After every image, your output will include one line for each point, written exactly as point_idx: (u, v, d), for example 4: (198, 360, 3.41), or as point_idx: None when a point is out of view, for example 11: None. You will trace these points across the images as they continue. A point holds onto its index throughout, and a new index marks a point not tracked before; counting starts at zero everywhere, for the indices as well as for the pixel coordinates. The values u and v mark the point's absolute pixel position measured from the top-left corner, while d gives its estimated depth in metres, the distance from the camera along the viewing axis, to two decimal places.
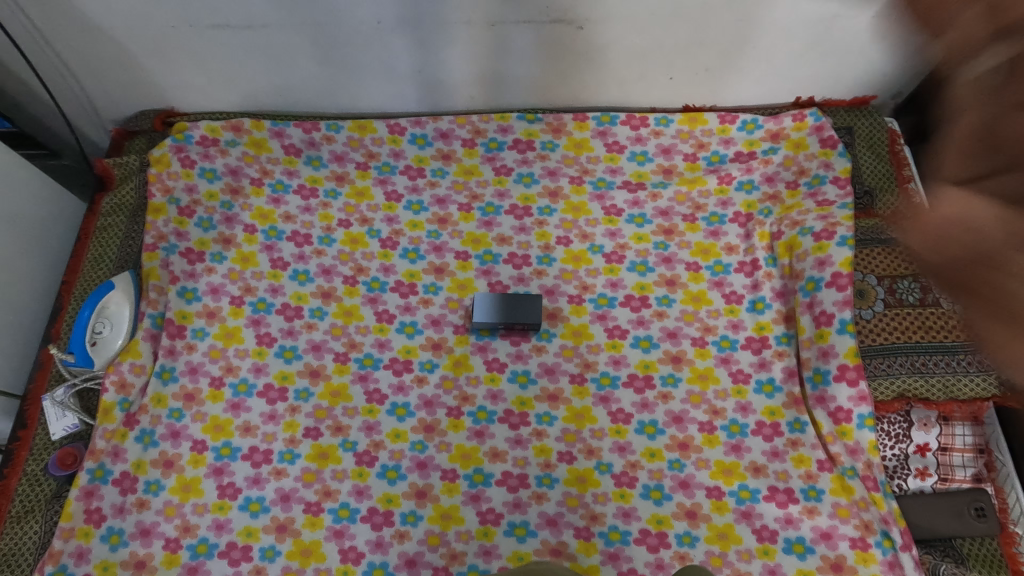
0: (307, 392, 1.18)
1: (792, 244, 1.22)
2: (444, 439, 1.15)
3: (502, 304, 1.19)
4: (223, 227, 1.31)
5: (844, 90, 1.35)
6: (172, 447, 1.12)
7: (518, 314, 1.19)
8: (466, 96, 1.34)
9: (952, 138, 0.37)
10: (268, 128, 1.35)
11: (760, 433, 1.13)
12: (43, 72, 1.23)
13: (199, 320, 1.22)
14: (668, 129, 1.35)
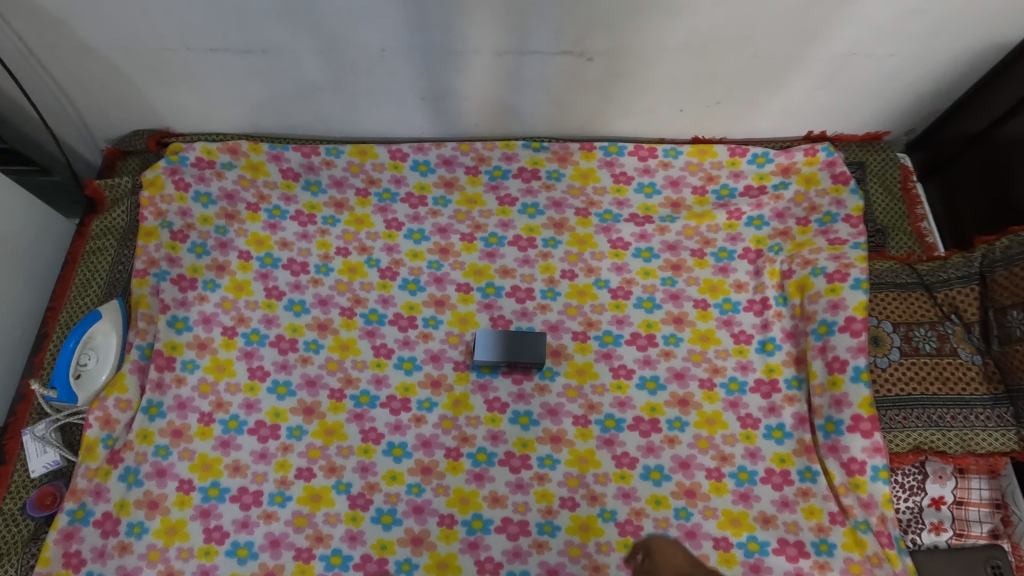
0: (300, 430, 1.13)
1: (804, 284, 1.19)
2: (442, 482, 1.11)
3: (505, 341, 1.15)
4: (217, 253, 1.27)
5: (857, 126, 1.32)
6: (157, 487, 1.07)
7: (521, 352, 1.15)
8: (471, 123, 1.30)
9: None
10: (266, 151, 1.32)
11: (769, 481, 1.10)
12: (31, 89, 1.18)
13: (190, 351, 1.18)
14: (677, 160, 1.31)
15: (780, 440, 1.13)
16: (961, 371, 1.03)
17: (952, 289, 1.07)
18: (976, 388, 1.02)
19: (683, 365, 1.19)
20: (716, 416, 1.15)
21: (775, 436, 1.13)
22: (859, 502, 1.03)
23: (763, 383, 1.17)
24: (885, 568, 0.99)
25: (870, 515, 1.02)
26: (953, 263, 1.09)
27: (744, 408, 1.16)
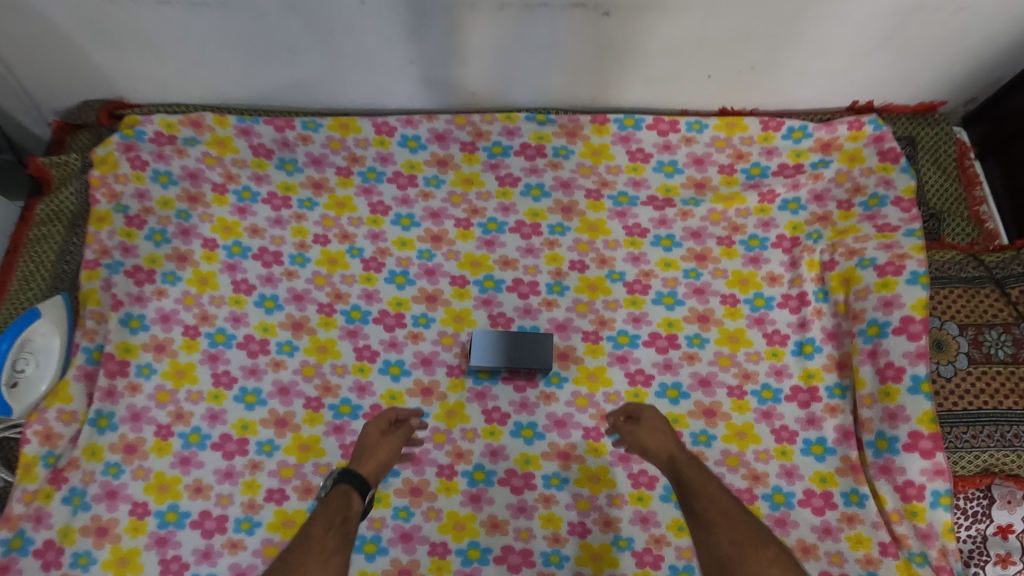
0: (272, 445, 0.99)
1: (849, 277, 1.04)
2: (434, 505, 0.97)
3: (506, 343, 1.00)
4: (178, 241, 1.12)
5: (909, 95, 1.15)
6: (107, 511, 0.94)
7: (524, 356, 1.00)
8: (467, 93, 1.13)
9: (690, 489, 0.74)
10: (234, 125, 1.15)
11: (809, 505, 0.95)
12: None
13: (145, 354, 1.03)
14: (702, 135, 1.15)
15: (821, 457, 0.98)
16: None
17: None
18: None
19: (709, 371, 1.04)
20: (747, 428, 1.01)
21: (815, 452, 0.98)
22: (916, 532, 0.89)
23: (800, 391, 1.03)
24: None
25: (928, 548, 0.88)
26: None
27: (778, 420, 1.01)
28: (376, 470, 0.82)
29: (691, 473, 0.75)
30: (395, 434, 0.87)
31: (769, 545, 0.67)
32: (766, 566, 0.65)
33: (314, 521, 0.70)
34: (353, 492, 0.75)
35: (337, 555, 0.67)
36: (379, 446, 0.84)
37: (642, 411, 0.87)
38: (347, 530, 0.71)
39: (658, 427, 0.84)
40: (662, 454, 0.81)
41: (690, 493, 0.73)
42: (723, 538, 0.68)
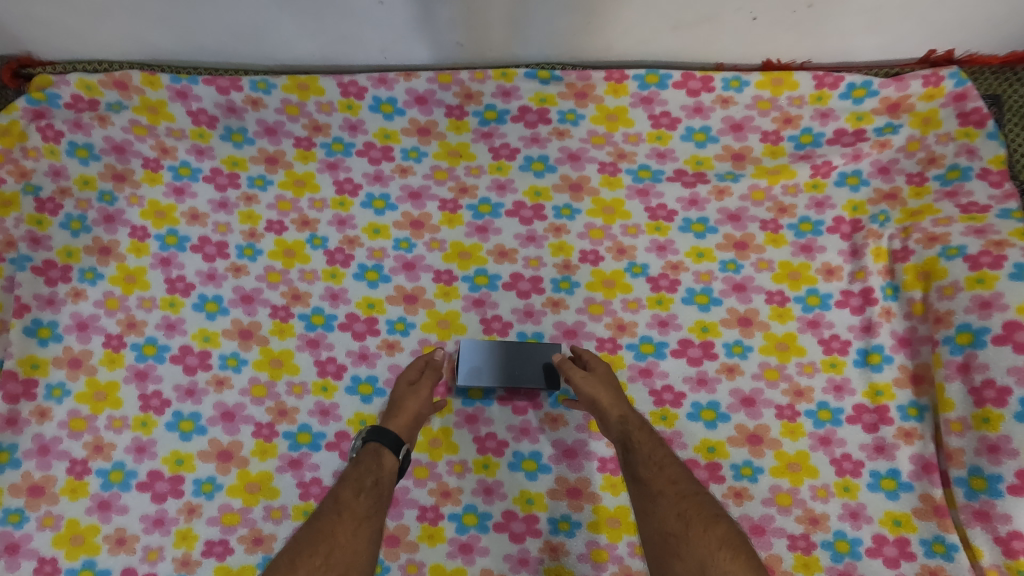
0: (213, 484, 0.80)
1: (929, 270, 0.83)
2: (414, 557, 0.78)
3: (501, 357, 0.83)
4: (100, 230, 0.91)
5: (1001, 42, 0.93)
6: (4, 571, 0.75)
7: (523, 372, 0.82)
8: (450, 44, 0.91)
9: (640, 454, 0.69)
10: (166, 86, 0.95)
11: (881, 554, 0.76)
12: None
13: (57, 371, 0.83)
14: (741, 95, 0.94)
15: (894, 494, 0.79)
16: None
17: None
18: None
19: (753, 387, 0.85)
20: (802, 459, 0.81)
21: (886, 488, 0.79)
22: None
23: (866, 412, 0.83)
24: None
25: None
26: None
27: (839, 448, 0.82)
28: (410, 423, 0.76)
29: (640, 438, 0.71)
30: (423, 381, 0.79)
31: (718, 522, 0.63)
32: (713, 546, 0.60)
33: (344, 486, 0.69)
34: (384, 449, 0.72)
35: (368, 518, 0.66)
36: (408, 398, 0.77)
37: (595, 361, 0.79)
38: (381, 491, 0.69)
39: (607, 381, 0.77)
40: (613, 413, 0.74)
41: (636, 460, 0.69)
42: (670, 512, 0.64)
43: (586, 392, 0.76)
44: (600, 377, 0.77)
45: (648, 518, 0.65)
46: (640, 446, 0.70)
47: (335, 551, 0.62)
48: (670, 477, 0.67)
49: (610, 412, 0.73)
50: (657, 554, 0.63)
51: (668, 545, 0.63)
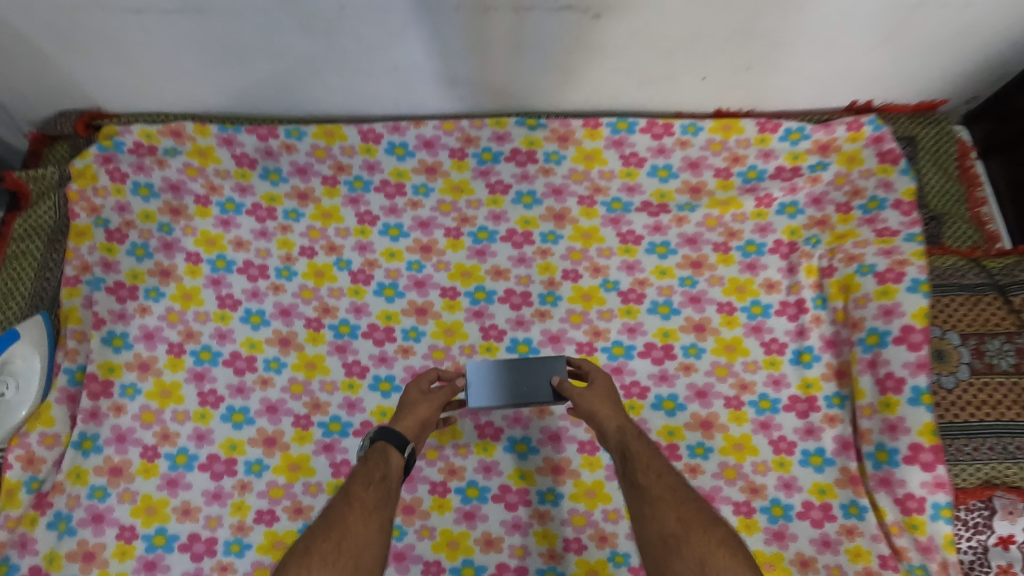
0: (261, 465, 0.97)
1: (848, 284, 1.02)
2: (426, 523, 0.95)
3: (510, 378, 0.85)
4: (161, 256, 1.09)
5: (913, 94, 1.10)
6: (93, 536, 0.92)
7: (533, 390, 0.84)
8: (454, 97, 1.10)
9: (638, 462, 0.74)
10: (214, 134, 1.12)
11: (808, 517, 0.94)
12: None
13: (129, 374, 1.01)
14: (697, 138, 1.12)
15: (820, 468, 0.96)
16: None
17: None
18: None
19: (706, 382, 1.02)
20: (745, 440, 0.99)
21: (813, 463, 0.97)
22: (916, 544, 0.88)
23: (799, 401, 1.01)
24: None
25: (929, 561, 0.87)
26: None
27: (776, 431, 1.00)
28: (416, 426, 0.84)
29: (638, 446, 0.77)
30: (435, 392, 0.87)
31: (717, 526, 0.67)
32: (712, 544, 0.65)
33: (354, 480, 0.75)
34: (391, 448, 0.79)
35: (378, 509, 0.73)
36: (418, 404, 0.85)
37: (597, 376, 0.85)
38: (388, 486, 0.76)
39: (605, 393, 0.84)
40: (612, 425, 0.80)
41: (636, 468, 0.74)
42: (669, 516, 0.68)
43: (587, 407, 0.82)
44: (601, 393, 0.83)
45: (647, 520, 0.69)
46: (638, 455, 0.75)
47: (348, 536, 0.68)
48: (669, 483, 0.72)
49: (607, 423, 0.80)
50: (656, 555, 0.67)
51: (666, 546, 0.67)
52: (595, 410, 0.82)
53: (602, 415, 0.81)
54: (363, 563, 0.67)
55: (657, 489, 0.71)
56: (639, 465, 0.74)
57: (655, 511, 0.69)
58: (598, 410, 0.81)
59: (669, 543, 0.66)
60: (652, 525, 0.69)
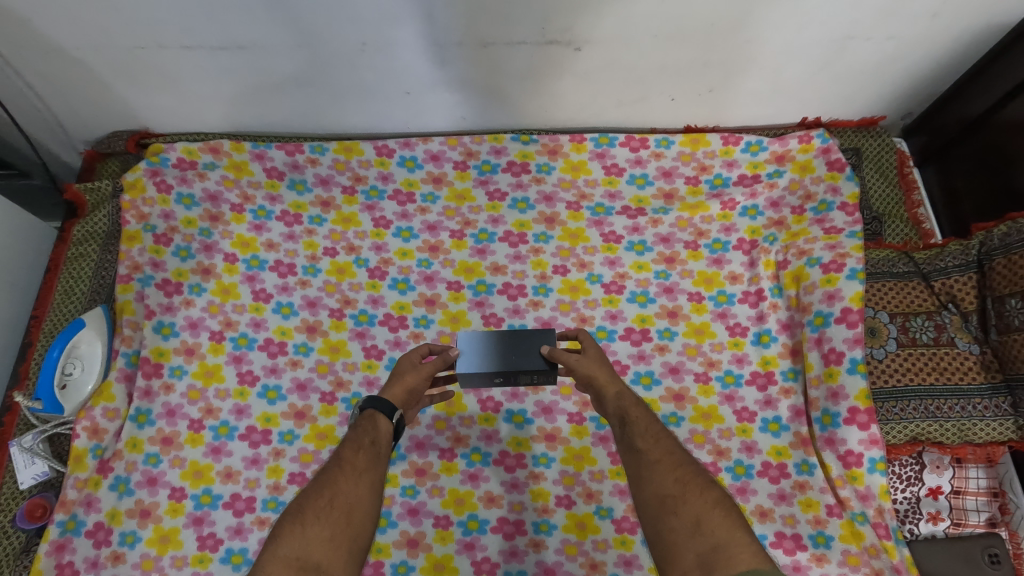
0: (293, 435, 1.13)
1: (799, 275, 1.17)
2: (437, 483, 1.10)
3: (502, 349, 0.94)
4: (202, 256, 1.24)
5: (853, 111, 1.27)
6: (149, 496, 1.07)
7: (522, 359, 0.93)
8: (457, 117, 1.27)
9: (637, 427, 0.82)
10: (248, 150, 1.27)
11: (766, 475, 1.09)
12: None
13: (177, 358, 1.16)
14: (669, 151, 1.29)
15: (777, 433, 1.12)
16: (958, 361, 1.01)
17: (949, 277, 1.06)
18: (974, 378, 1.00)
19: (678, 360, 1.18)
20: (712, 410, 1.14)
21: (771, 429, 1.12)
22: (856, 494, 1.03)
23: (759, 376, 1.16)
24: (882, 559, 0.99)
25: (867, 507, 1.02)
26: (951, 251, 1.07)
27: (739, 402, 1.15)
28: (404, 393, 0.90)
29: (636, 413, 0.85)
30: (424, 362, 0.93)
31: (712, 487, 0.73)
32: (708, 504, 0.71)
33: (346, 445, 0.81)
34: (380, 415, 0.86)
35: (368, 470, 0.78)
36: (407, 372, 0.92)
37: (589, 346, 0.95)
38: (377, 450, 0.82)
39: (601, 363, 0.93)
40: (611, 392, 0.89)
41: (635, 432, 0.82)
42: (666, 477, 0.75)
43: (589, 377, 0.91)
44: (600, 364, 0.92)
45: (645, 479, 0.76)
46: (636, 419, 0.83)
47: (339, 495, 0.74)
48: (666, 448, 0.79)
49: (607, 389, 0.89)
50: (653, 512, 0.73)
51: (663, 504, 0.73)
52: (596, 379, 0.91)
53: (603, 384, 0.90)
54: (354, 518, 0.72)
55: (654, 453, 0.78)
56: (637, 429, 0.82)
57: (653, 472, 0.76)
58: (599, 379, 0.91)
59: (665, 501, 0.73)
60: (650, 484, 0.76)
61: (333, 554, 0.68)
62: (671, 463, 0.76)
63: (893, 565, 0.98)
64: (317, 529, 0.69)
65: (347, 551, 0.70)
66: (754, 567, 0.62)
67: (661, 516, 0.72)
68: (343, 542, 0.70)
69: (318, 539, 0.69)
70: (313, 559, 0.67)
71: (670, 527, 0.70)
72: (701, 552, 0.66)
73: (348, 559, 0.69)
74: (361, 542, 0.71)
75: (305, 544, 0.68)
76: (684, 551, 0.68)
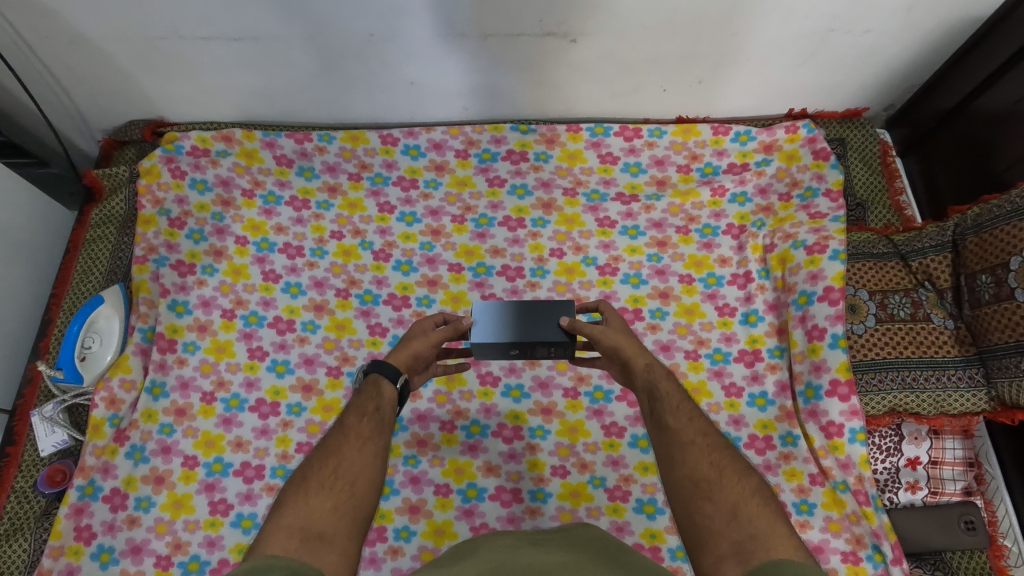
0: (300, 407, 1.19)
1: (785, 257, 1.23)
2: (437, 454, 1.15)
3: (517, 320, 0.98)
4: (214, 239, 1.29)
5: (837, 103, 1.33)
6: (163, 463, 1.12)
7: (537, 330, 0.97)
8: (459, 107, 1.33)
9: (671, 404, 0.82)
10: (260, 138, 1.33)
11: (753, 447, 1.14)
12: (17, 66, 1.15)
13: (190, 334, 1.21)
14: (662, 140, 1.34)
15: (763, 407, 1.17)
16: (934, 335, 1.07)
17: (926, 257, 1.11)
18: (948, 351, 1.06)
19: (669, 338, 1.24)
20: (702, 385, 1.19)
21: (758, 404, 1.17)
22: (838, 463, 1.07)
23: (746, 353, 1.22)
24: (862, 525, 1.04)
25: (848, 476, 1.06)
26: (927, 233, 1.12)
27: (728, 377, 1.20)
28: (409, 358, 0.93)
29: (665, 387, 0.85)
30: (431, 330, 0.96)
31: (749, 476, 0.73)
32: (746, 493, 0.71)
33: (349, 413, 0.83)
34: (383, 379, 0.88)
35: (372, 438, 0.80)
36: (414, 339, 0.95)
37: (612, 316, 0.99)
38: (381, 417, 0.84)
39: (624, 335, 0.95)
40: (641, 364, 0.90)
41: (665, 409, 0.82)
42: (702, 461, 0.74)
43: (618, 349, 0.93)
44: (627, 338, 0.94)
45: (680, 461, 0.76)
46: (669, 397, 0.83)
47: (342, 464, 0.76)
48: (701, 430, 0.78)
49: (638, 361, 0.90)
50: (687, 495, 0.73)
51: (698, 488, 0.72)
52: (627, 352, 0.93)
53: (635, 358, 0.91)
54: (358, 487, 0.74)
55: (689, 433, 0.78)
56: (672, 406, 0.82)
57: (688, 453, 0.76)
58: (630, 353, 0.92)
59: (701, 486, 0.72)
60: (684, 465, 0.75)
61: (337, 523, 0.70)
62: (707, 447, 0.76)
63: (873, 530, 1.03)
64: (320, 499, 0.71)
65: (351, 520, 0.71)
66: (791, 557, 0.63)
67: (697, 500, 0.72)
68: (347, 512, 0.72)
69: (321, 509, 0.70)
70: (316, 529, 0.68)
71: (707, 513, 0.70)
72: (737, 541, 0.66)
73: (352, 527, 0.71)
74: (365, 511, 0.73)
75: (309, 514, 0.69)
76: (718, 537, 0.68)
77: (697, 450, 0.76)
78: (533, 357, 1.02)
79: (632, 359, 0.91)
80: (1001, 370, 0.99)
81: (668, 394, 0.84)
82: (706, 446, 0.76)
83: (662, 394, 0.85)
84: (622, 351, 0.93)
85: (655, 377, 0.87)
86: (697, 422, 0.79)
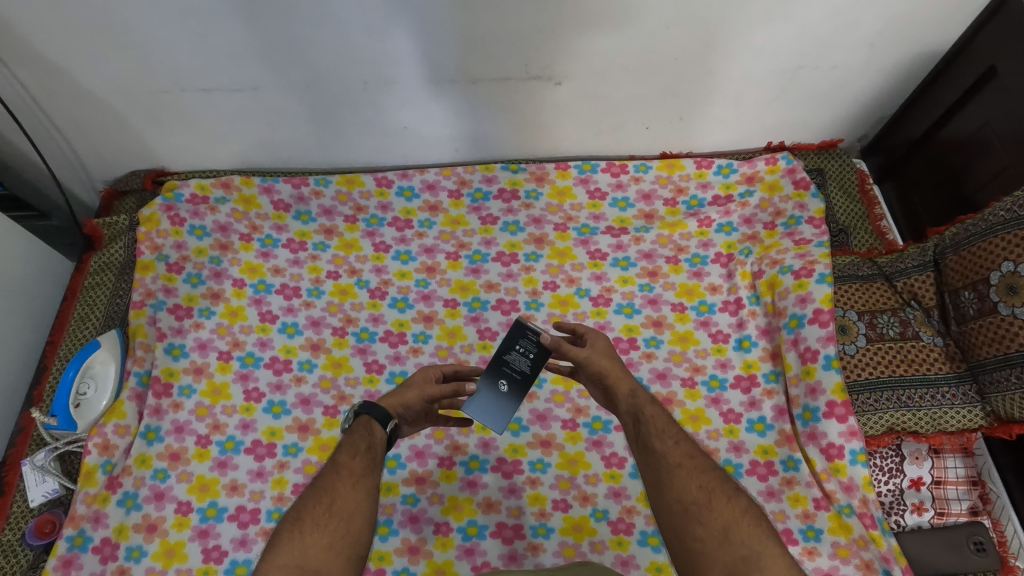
0: (296, 447, 1.18)
1: (774, 282, 1.26)
2: (437, 491, 1.13)
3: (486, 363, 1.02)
4: (211, 282, 1.30)
5: (813, 135, 1.39)
6: (155, 510, 1.10)
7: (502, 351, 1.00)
8: (451, 150, 1.38)
9: (654, 429, 0.83)
10: (257, 184, 1.35)
11: (755, 473, 1.13)
12: (22, 119, 1.19)
13: (186, 377, 1.21)
14: (647, 175, 1.38)
15: (763, 433, 1.18)
16: (924, 353, 1.09)
17: (910, 277, 1.14)
18: (940, 367, 1.07)
19: (665, 366, 1.26)
20: (700, 412, 1.21)
21: (757, 429, 1.18)
22: (841, 486, 1.07)
23: (742, 379, 1.24)
24: (871, 550, 1.02)
25: (852, 498, 1.06)
26: (909, 254, 1.16)
27: (725, 404, 1.21)
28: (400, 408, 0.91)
29: (651, 411, 0.86)
30: (431, 385, 0.94)
31: (738, 495, 0.75)
32: (736, 514, 0.73)
33: (341, 450, 0.82)
34: (374, 422, 0.85)
35: (365, 476, 0.80)
36: (410, 389, 0.93)
37: (596, 338, 0.96)
38: (373, 455, 0.83)
39: (610, 359, 0.94)
40: (625, 390, 0.91)
41: (651, 433, 0.83)
42: (691, 484, 0.76)
43: (602, 375, 0.93)
44: (610, 363, 0.93)
45: (667, 487, 0.77)
46: (654, 421, 0.84)
47: (337, 501, 0.76)
48: (683, 451, 0.80)
49: (621, 387, 0.90)
50: (675, 520, 0.74)
51: (689, 513, 0.74)
52: (612, 378, 0.92)
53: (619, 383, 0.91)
54: (353, 525, 0.75)
55: (674, 456, 0.79)
56: (655, 431, 0.82)
57: (674, 478, 0.77)
58: (616, 378, 0.92)
59: (688, 510, 0.74)
60: (669, 489, 0.77)
61: (332, 563, 0.71)
62: (691, 470, 0.78)
63: (882, 555, 1.01)
64: (315, 537, 0.72)
65: (345, 558, 0.72)
66: None
67: (685, 523, 0.74)
68: (342, 550, 0.72)
69: (317, 547, 0.72)
70: (311, 568, 0.70)
71: (693, 534, 0.72)
72: (730, 563, 0.69)
73: (347, 566, 0.72)
74: (361, 548, 0.74)
75: (303, 552, 0.71)
76: (711, 561, 0.70)
77: (684, 475, 0.77)
78: (526, 376, 0.96)
79: (615, 386, 0.91)
80: (993, 384, 1.01)
81: (651, 418, 0.85)
82: (690, 468, 0.78)
83: (646, 419, 0.85)
84: (608, 375, 0.93)
85: (638, 402, 0.87)
86: (680, 444, 0.81)
